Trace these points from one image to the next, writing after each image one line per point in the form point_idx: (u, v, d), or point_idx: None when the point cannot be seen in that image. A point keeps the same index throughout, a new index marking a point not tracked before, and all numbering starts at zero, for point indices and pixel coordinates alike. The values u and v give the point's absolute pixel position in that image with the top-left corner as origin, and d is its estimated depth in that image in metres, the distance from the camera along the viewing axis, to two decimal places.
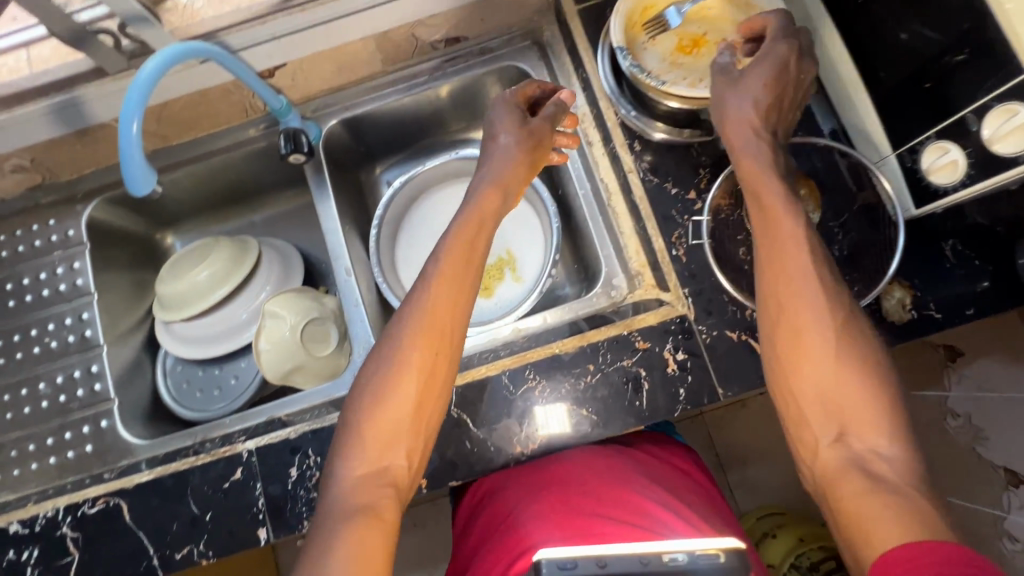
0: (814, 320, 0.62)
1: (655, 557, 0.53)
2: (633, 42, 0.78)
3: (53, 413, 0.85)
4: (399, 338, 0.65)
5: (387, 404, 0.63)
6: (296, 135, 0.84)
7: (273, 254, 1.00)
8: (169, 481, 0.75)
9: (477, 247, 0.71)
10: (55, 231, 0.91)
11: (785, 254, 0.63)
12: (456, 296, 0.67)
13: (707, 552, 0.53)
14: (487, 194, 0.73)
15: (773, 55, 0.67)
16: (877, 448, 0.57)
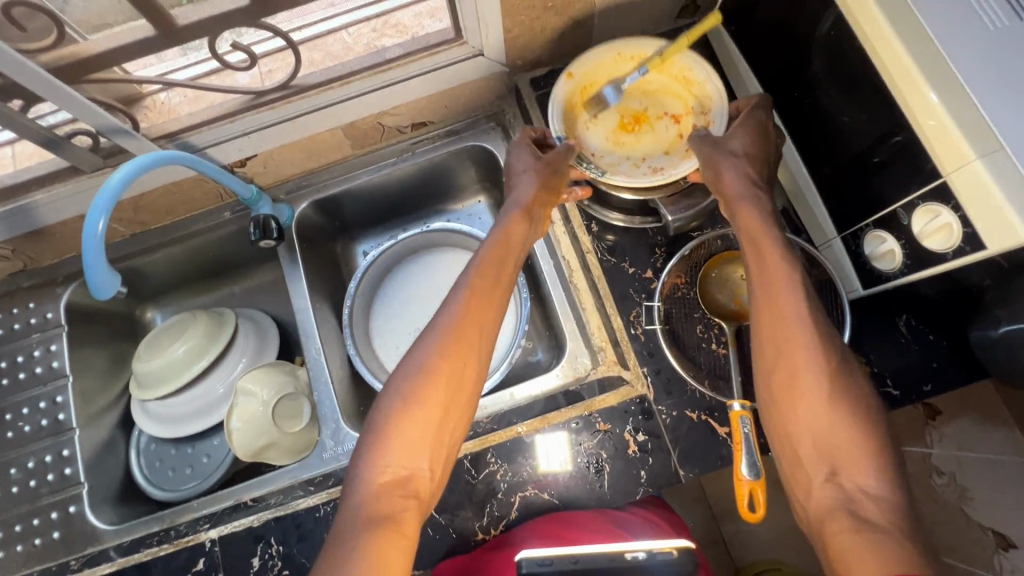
0: (810, 359, 0.61)
1: (621, 554, 0.65)
2: (575, 122, 0.82)
3: (22, 498, 0.85)
4: (434, 343, 0.66)
5: (416, 407, 0.62)
6: (264, 221, 0.86)
7: (249, 329, 1.02)
8: (130, 573, 0.76)
9: (505, 269, 0.74)
10: (34, 314, 0.93)
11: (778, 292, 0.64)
12: (489, 313, 0.70)
13: (663, 549, 0.66)
14: (514, 219, 0.77)
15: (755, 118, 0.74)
16: (869, 490, 0.55)
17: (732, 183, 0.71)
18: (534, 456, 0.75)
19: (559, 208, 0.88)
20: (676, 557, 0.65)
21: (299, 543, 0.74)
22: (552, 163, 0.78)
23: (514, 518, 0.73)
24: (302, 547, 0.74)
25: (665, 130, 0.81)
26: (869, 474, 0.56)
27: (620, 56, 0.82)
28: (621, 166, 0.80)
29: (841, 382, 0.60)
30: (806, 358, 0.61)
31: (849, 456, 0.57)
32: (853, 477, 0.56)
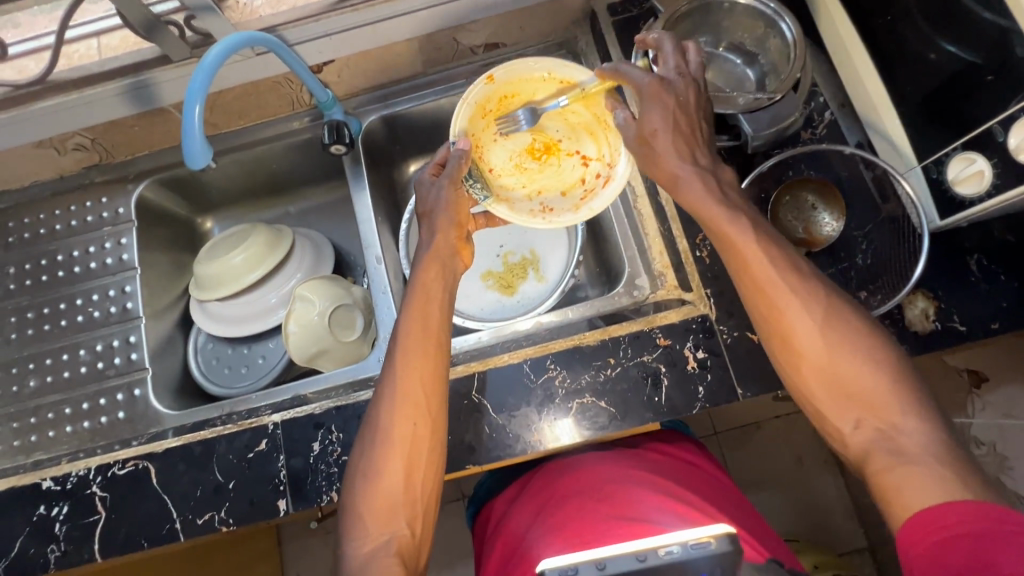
0: (807, 343, 0.60)
1: (652, 552, 0.49)
2: (488, 134, 0.87)
3: (90, 378, 0.88)
4: (382, 418, 0.67)
5: (376, 481, 0.65)
6: (338, 127, 0.89)
7: (306, 243, 1.03)
8: (197, 449, 0.77)
9: (438, 318, 0.73)
10: (107, 208, 0.96)
11: (786, 328, 0.61)
12: (431, 366, 0.70)
13: (699, 541, 0.49)
14: (425, 267, 0.76)
15: (666, 103, 0.68)
16: (903, 427, 0.55)
17: (671, 174, 0.68)
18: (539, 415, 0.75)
19: None
20: (716, 550, 0.48)
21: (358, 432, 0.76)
22: (447, 198, 0.78)
23: (570, 421, 0.74)
24: None
25: (569, 169, 0.89)
26: (896, 414, 0.56)
27: (550, 78, 0.84)
28: (515, 192, 0.88)
29: (841, 355, 0.59)
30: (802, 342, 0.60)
31: (880, 404, 0.57)
32: (888, 420, 0.56)
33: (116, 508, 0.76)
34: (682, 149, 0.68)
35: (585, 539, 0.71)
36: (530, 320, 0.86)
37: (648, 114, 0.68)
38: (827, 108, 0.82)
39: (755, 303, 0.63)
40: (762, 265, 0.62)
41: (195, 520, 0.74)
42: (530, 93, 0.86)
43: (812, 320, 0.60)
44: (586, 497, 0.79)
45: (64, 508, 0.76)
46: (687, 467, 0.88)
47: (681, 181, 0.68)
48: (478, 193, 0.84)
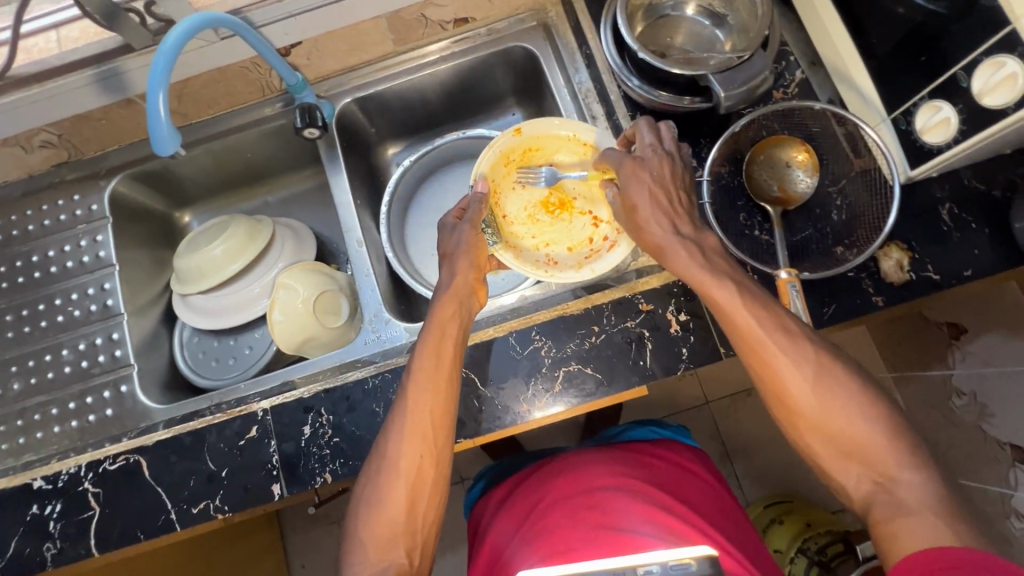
0: (797, 391, 0.60)
1: (632, 569, 0.55)
2: (508, 182, 0.90)
3: (75, 378, 0.88)
4: (390, 450, 0.68)
5: (378, 512, 0.65)
6: (310, 110, 0.88)
7: (287, 232, 1.03)
8: (187, 440, 0.77)
9: (452, 353, 0.72)
10: (80, 206, 0.94)
11: (776, 375, 0.61)
12: (439, 405, 0.69)
13: (679, 561, 0.55)
14: (444, 302, 0.74)
15: (653, 175, 0.69)
16: (902, 479, 0.55)
17: (657, 243, 0.68)
18: (529, 386, 0.76)
19: (602, 103, 0.89)
20: (696, 569, 0.54)
21: (348, 414, 0.76)
22: (469, 242, 0.79)
23: (557, 390, 0.75)
24: (352, 417, 0.76)
25: (578, 228, 0.88)
26: (892, 466, 0.55)
27: (574, 139, 0.86)
28: (524, 240, 0.88)
29: (832, 408, 0.59)
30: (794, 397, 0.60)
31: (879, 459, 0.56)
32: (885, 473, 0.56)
33: (110, 503, 0.76)
34: (667, 214, 0.68)
35: (566, 550, 0.74)
36: (514, 295, 0.86)
37: (630, 182, 0.70)
38: (798, 67, 0.83)
39: (748, 359, 0.63)
40: (750, 313, 0.62)
41: (190, 510, 0.75)
42: (555, 151, 0.88)
43: (802, 373, 0.60)
44: (571, 504, 0.81)
45: (57, 506, 0.76)
46: (683, 473, 0.90)
47: (667, 250, 0.67)
48: (490, 237, 0.84)
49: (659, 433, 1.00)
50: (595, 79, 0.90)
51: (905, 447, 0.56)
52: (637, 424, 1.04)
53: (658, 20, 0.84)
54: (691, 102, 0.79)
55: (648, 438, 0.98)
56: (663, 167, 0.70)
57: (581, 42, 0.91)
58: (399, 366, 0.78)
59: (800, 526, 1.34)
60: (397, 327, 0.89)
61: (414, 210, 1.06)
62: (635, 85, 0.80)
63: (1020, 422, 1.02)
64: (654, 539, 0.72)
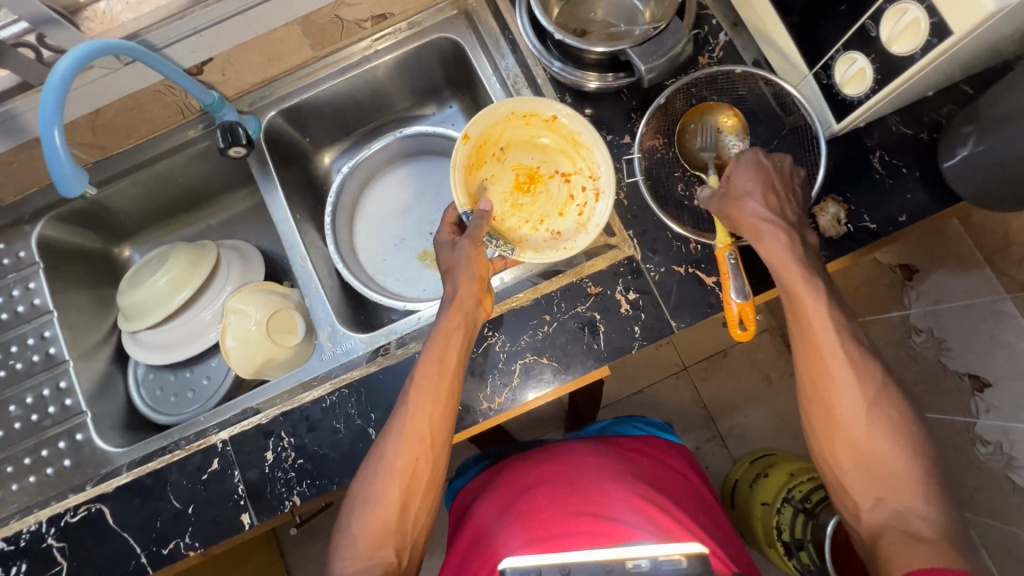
0: (846, 394, 0.62)
1: (621, 564, 0.57)
2: (482, 183, 0.84)
3: (27, 432, 0.85)
4: (387, 452, 0.68)
5: (371, 516, 0.66)
6: (231, 128, 0.84)
7: (231, 255, 1.00)
8: (147, 481, 0.75)
9: (456, 356, 0.70)
10: (6, 254, 0.90)
11: (822, 355, 0.63)
12: (441, 409, 0.69)
13: (670, 558, 0.57)
14: (450, 316, 0.71)
15: (762, 163, 0.69)
16: (919, 510, 0.57)
17: (754, 230, 0.66)
18: (487, 384, 0.75)
19: (532, 88, 0.87)
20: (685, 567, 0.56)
21: (309, 433, 0.75)
22: (470, 255, 0.74)
23: (515, 381, 0.75)
24: (313, 436, 0.75)
25: (556, 189, 0.85)
26: (914, 498, 0.58)
27: (514, 114, 0.81)
28: (523, 231, 0.83)
29: (877, 424, 0.61)
30: (841, 392, 0.62)
31: (888, 477, 0.59)
32: (900, 501, 0.58)
33: (77, 556, 0.74)
34: (772, 204, 0.67)
35: (551, 536, 0.74)
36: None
37: (736, 173, 0.69)
38: (720, 29, 0.82)
39: (802, 347, 0.65)
40: (812, 294, 0.63)
41: (161, 551, 0.73)
42: (501, 134, 0.83)
43: (858, 389, 0.61)
44: (560, 490, 0.81)
45: (22, 565, 0.74)
46: (665, 468, 0.91)
47: (762, 233, 0.66)
48: (503, 247, 0.78)
49: (642, 429, 1.03)
50: (522, 64, 0.88)
51: (928, 484, 0.58)
52: (620, 420, 1.07)
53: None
54: (615, 80, 0.79)
55: (633, 433, 1.01)
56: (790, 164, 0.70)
57: (503, 26, 0.89)
58: (355, 380, 0.77)
59: (783, 478, 1.34)
60: (352, 338, 0.87)
61: (360, 217, 1.04)
62: (558, 67, 0.80)
63: (975, 353, 1.05)
64: (643, 535, 0.71)
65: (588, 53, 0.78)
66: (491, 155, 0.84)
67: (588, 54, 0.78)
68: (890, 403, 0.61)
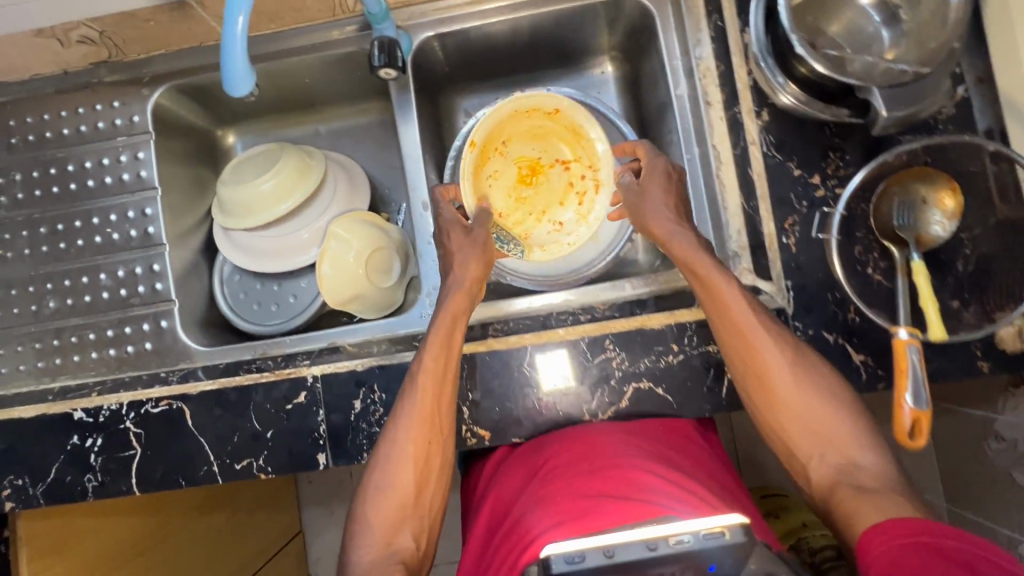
0: (777, 371, 0.64)
1: (662, 540, 0.47)
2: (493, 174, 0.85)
3: (113, 305, 0.83)
4: (398, 436, 0.68)
5: (387, 497, 0.67)
6: (390, 47, 0.76)
7: (339, 173, 0.94)
8: (232, 395, 0.74)
9: (442, 329, 0.69)
10: (119, 114, 0.84)
11: (753, 352, 0.65)
12: (438, 391, 0.68)
13: (712, 530, 0.48)
14: (455, 298, 0.71)
15: (660, 183, 0.72)
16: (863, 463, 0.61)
17: (666, 236, 0.69)
18: (592, 401, 0.72)
19: (722, 87, 0.76)
20: (730, 539, 0.47)
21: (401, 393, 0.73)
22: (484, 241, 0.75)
23: (623, 405, 0.71)
24: None
25: (557, 178, 0.87)
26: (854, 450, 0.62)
27: (517, 111, 0.81)
28: (527, 225, 0.86)
29: (813, 394, 0.64)
30: (773, 362, 0.64)
31: (833, 441, 0.63)
32: (843, 454, 0.62)
33: (152, 445, 0.74)
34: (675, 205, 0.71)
35: (584, 515, 0.57)
36: (558, 292, 0.78)
37: (648, 186, 0.72)
38: (961, 82, 0.70)
39: (734, 346, 0.66)
40: (725, 280, 0.65)
41: (233, 465, 0.73)
42: (505, 130, 0.83)
43: (788, 366, 0.64)
44: (576, 470, 0.64)
45: (98, 440, 0.74)
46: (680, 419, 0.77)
47: (671, 234, 0.68)
48: (514, 251, 0.83)
49: None
50: (720, 57, 0.76)
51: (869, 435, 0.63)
52: None
53: None
54: (819, 110, 0.69)
55: None
56: (677, 173, 0.73)
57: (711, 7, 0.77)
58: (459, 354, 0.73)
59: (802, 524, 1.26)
60: None
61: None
62: (764, 65, 0.71)
63: None
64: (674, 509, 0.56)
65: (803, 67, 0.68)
66: (494, 150, 0.84)
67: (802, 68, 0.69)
68: (815, 370, 0.65)
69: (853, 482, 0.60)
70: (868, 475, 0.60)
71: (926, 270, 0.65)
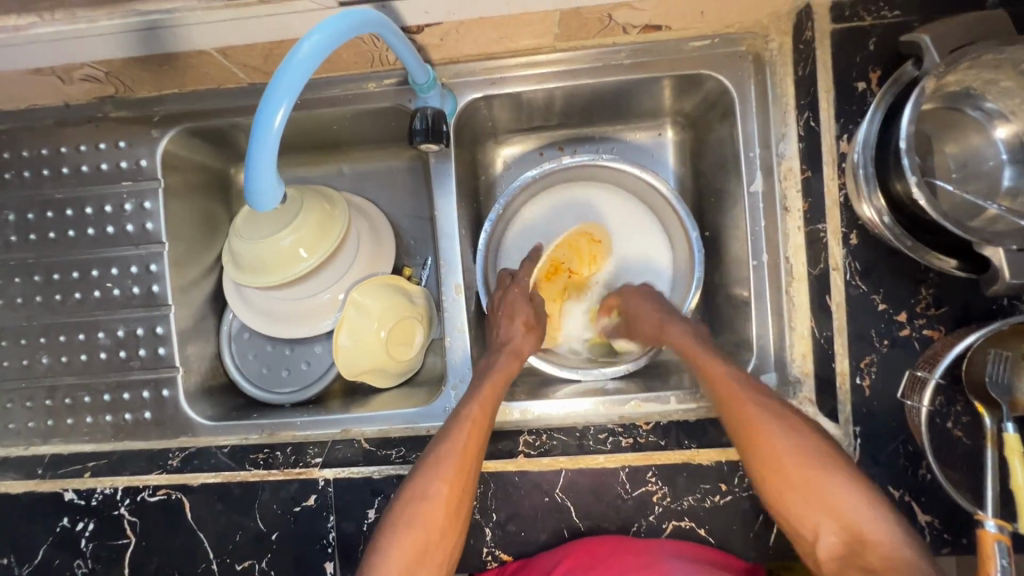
0: (781, 443, 0.59)
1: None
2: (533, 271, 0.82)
3: (111, 367, 0.77)
4: (428, 478, 0.62)
5: (410, 535, 0.60)
6: (435, 119, 0.67)
7: (362, 226, 0.85)
8: (237, 490, 0.69)
9: (496, 377, 0.68)
10: (126, 156, 0.76)
11: (761, 433, 0.60)
12: (475, 435, 0.63)
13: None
14: (505, 362, 0.70)
15: (649, 299, 0.76)
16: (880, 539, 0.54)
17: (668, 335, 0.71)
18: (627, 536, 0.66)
19: (804, 194, 0.67)
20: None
21: None
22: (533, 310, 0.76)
23: None
24: None
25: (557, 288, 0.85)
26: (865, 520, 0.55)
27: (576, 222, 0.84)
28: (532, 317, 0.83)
29: (820, 465, 0.58)
30: (771, 435, 0.60)
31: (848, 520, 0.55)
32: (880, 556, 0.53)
33: (147, 536, 0.69)
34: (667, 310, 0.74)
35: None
36: (589, 397, 0.72)
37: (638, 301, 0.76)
38: None
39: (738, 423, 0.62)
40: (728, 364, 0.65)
41: (233, 566, 0.68)
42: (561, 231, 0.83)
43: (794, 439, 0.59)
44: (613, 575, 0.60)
45: (89, 525, 0.69)
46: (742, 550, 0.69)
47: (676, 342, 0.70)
48: None
49: None
50: (806, 159, 0.67)
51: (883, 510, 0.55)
52: None
53: (950, 113, 0.60)
54: (910, 250, 0.59)
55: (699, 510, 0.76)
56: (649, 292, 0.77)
57: (801, 100, 0.67)
58: (484, 471, 0.67)
59: None
60: None
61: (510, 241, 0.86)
62: (862, 173, 0.61)
63: None
64: None
65: (901, 185, 0.57)
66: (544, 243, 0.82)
67: (900, 186, 0.58)
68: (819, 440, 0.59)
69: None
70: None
71: (1021, 450, 0.56)
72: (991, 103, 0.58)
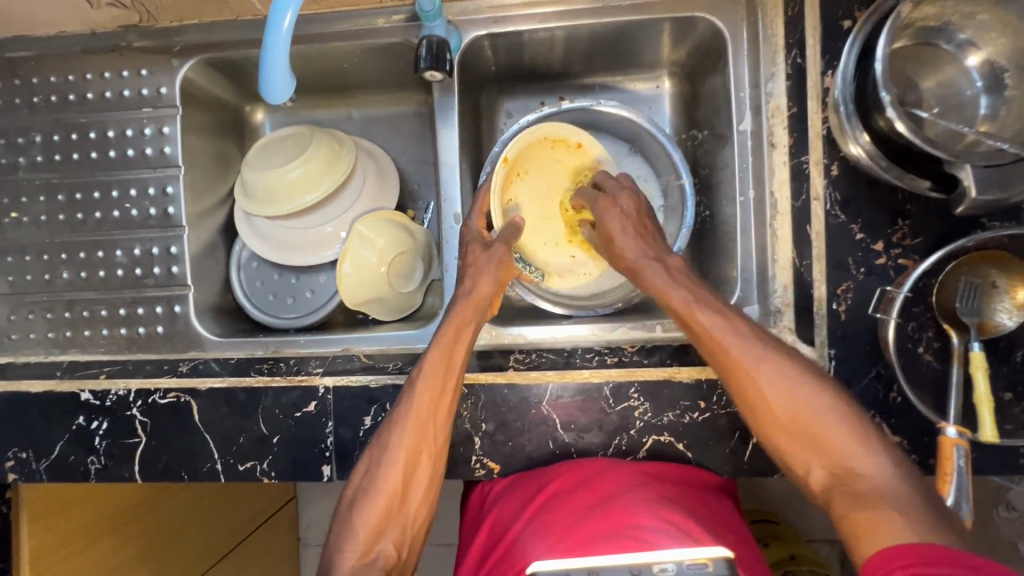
0: (751, 372, 0.59)
1: (647, 567, 0.50)
2: (502, 196, 0.81)
3: (127, 284, 0.81)
4: (388, 442, 0.63)
5: (371, 498, 0.60)
6: (439, 48, 0.71)
7: (368, 165, 0.88)
8: (241, 396, 0.73)
9: (449, 333, 0.67)
10: (147, 83, 0.80)
11: (733, 360, 0.60)
12: (435, 398, 0.64)
13: (696, 561, 0.50)
14: (461, 312, 0.69)
15: (624, 209, 0.72)
16: (859, 470, 0.52)
17: (630, 260, 0.69)
18: (608, 450, 0.69)
19: (790, 129, 0.70)
20: (712, 573, 0.49)
21: None
22: (502, 258, 0.72)
23: (640, 457, 0.69)
24: None
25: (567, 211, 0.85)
26: (847, 454, 0.53)
27: (544, 139, 0.82)
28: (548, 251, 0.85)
29: (782, 387, 0.58)
30: (739, 360, 0.60)
31: (821, 444, 0.55)
32: (841, 463, 0.53)
33: (156, 436, 0.73)
34: (641, 232, 0.71)
35: (585, 540, 0.58)
36: (583, 324, 0.78)
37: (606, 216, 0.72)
38: None
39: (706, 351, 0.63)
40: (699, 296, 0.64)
41: (237, 466, 0.72)
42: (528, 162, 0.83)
43: (758, 367, 0.59)
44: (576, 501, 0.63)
45: (103, 424, 0.73)
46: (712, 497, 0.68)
47: (643, 269, 0.68)
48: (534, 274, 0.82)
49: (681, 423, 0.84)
50: (792, 96, 0.70)
51: (861, 434, 0.54)
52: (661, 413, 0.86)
53: (923, 48, 0.63)
54: (885, 171, 0.62)
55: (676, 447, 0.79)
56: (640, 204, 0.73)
57: (791, 41, 0.70)
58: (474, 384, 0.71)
59: (781, 556, 1.04)
60: None
61: None
62: (843, 110, 0.63)
63: None
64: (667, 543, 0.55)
65: (882, 120, 0.60)
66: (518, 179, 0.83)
67: (881, 121, 0.60)
68: (788, 361, 0.59)
69: (848, 487, 0.52)
70: (863, 485, 0.51)
71: (985, 364, 0.60)
72: (965, 34, 0.61)
